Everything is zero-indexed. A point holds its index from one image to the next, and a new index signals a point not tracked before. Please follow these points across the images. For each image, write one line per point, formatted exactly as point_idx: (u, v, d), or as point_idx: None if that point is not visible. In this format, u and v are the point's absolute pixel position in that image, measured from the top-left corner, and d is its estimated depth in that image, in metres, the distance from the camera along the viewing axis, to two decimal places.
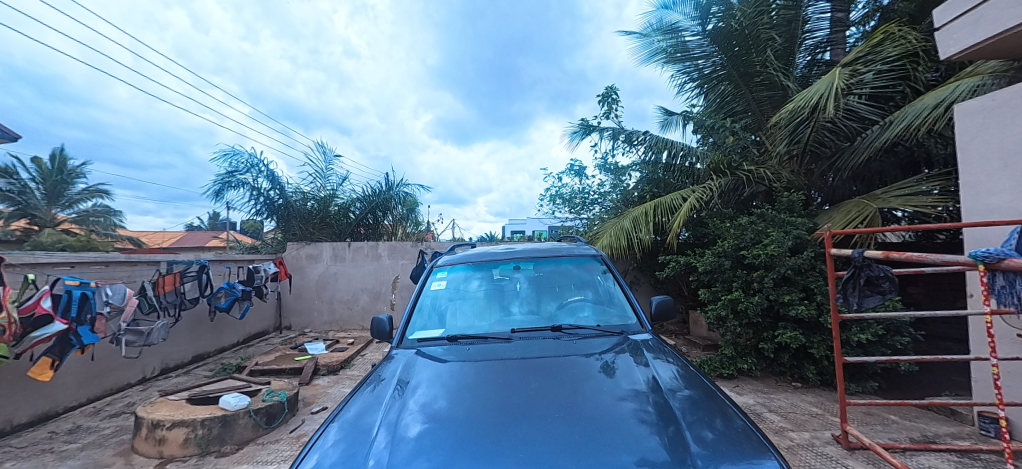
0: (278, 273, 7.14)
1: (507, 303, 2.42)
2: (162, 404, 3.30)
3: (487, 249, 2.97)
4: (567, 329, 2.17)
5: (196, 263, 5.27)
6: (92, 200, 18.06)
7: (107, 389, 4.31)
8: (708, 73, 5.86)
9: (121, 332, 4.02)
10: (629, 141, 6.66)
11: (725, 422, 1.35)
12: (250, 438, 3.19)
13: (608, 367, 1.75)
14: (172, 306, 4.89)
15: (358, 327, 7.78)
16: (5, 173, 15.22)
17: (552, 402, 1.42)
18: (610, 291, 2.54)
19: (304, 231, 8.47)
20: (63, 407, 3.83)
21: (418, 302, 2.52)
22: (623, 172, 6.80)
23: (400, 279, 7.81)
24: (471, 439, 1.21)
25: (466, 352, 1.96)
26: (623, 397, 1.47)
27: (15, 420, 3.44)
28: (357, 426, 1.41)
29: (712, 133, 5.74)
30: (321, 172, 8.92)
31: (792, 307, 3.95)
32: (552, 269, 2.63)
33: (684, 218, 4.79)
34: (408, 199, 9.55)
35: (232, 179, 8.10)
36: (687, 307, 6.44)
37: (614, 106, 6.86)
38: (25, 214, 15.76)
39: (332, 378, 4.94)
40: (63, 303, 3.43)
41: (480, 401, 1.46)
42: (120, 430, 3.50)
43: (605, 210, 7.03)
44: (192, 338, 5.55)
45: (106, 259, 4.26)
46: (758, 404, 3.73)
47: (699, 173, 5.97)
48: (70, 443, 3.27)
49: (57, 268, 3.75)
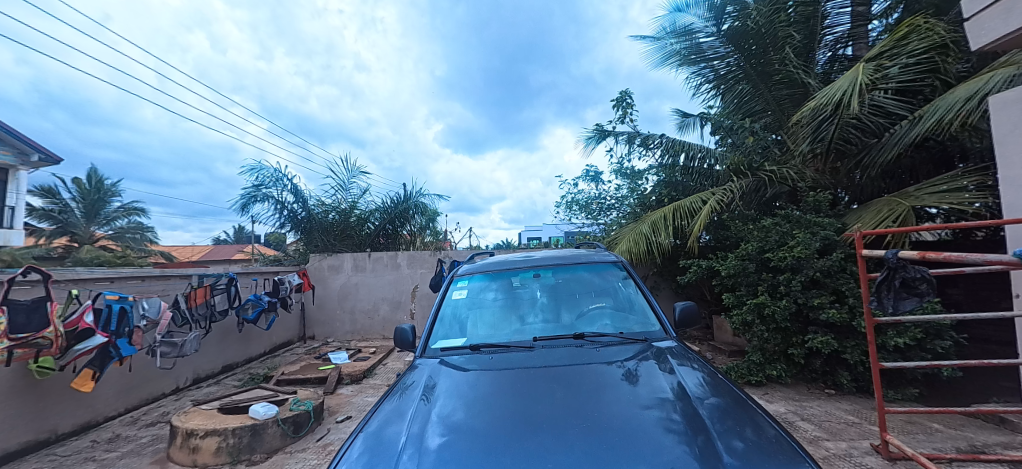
0: (301, 284, 7.32)
1: (525, 313, 2.41)
2: (195, 413, 3.40)
3: (504, 258, 2.97)
4: (590, 337, 2.15)
5: (225, 276, 5.44)
6: (128, 217, 18.93)
7: (144, 399, 4.47)
8: (725, 73, 5.79)
9: (157, 344, 4.14)
10: (645, 145, 6.57)
11: (757, 432, 1.30)
12: (278, 447, 3.25)
13: (630, 375, 1.72)
14: (203, 318, 5.07)
15: (379, 337, 7.87)
16: (47, 194, 16.28)
17: (575, 411, 1.41)
18: (631, 297, 2.50)
19: (326, 243, 8.67)
20: (102, 417, 3.99)
21: (438, 312, 2.52)
22: (640, 176, 6.68)
23: (420, 288, 7.87)
24: (492, 450, 1.21)
25: (488, 361, 1.97)
26: (649, 406, 1.44)
27: (60, 430, 3.60)
28: (382, 438, 1.42)
29: (731, 134, 5.64)
30: (343, 184, 9.14)
31: (822, 311, 3.81)
32: (569, 276, 2.62)
33: (705, 221, 4.68)
34: (428, 208, 9.65)
35: (258, 193, 8.37)
36: (711, 313, 6.30)
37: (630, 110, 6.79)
38: (66, 231, 16.76)
39: (355, 387, 5.01)
40: (103, 318, 3.58)
41: (502, 412, 1.45)
42: (156, 439, 3.61)
43: (622, 214, 6.94)
44: (222, 349, 5.73)
45: (142, 274, 4.43)
46: (790, 412, 3.59)
47: (718, 175, 5.90)
48: (110, 451, 3.40)
49: (98, 283, 3.92)
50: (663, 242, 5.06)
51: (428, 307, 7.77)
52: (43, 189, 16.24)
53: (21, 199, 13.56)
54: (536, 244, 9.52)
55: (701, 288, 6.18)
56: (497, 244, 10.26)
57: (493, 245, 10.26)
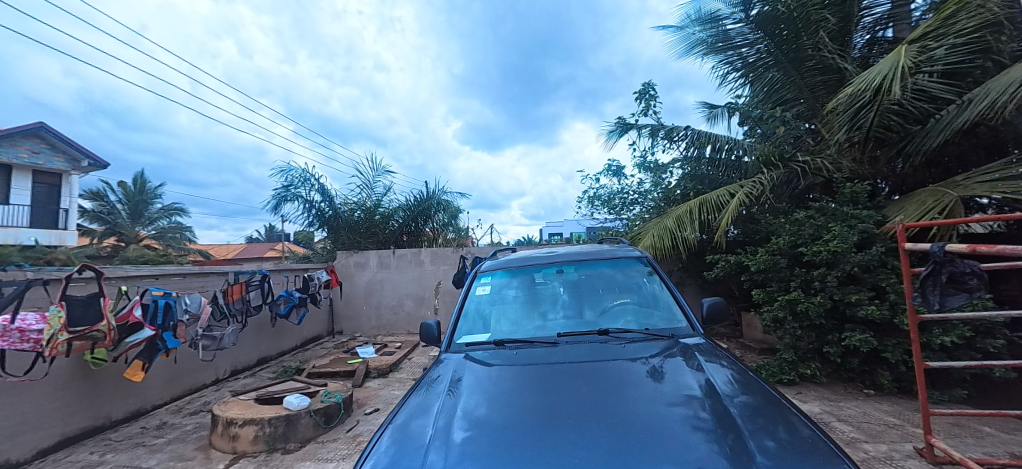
0: (330, 281, 7.55)
1: (548, 309, 2.40)
2: (233, 403, 3.57)
3: (527, 254, 2.97)
4: (614, 333, 2.13)
5: (258, 272, 5.67)
6: (170, 217, 19.99)
7: (186, 389, 4.72)
8: (754, 61, 5.55)
9: (198, 338, 4.36)
10: (669, 138, 6.40)
11: (790, 431, 1.26)
12: (311, 437, 3.39)
13: (656, 372, 1.70)
14: (240, 313, 5.29)
15: (404, 332, 8.05)
16: (96, 197, 17.40)
17: (598, 407, 1.40)
18: (656, 293, 2.46)
19: (352, 240, 8.93)
20: (150, 405, 4.24)
21: (462, 307, 2.55)
22: (664, 170, 6.51)
23: (443, 284, 7.99)
24: (516, 446, 1.22)
25: (512, 356, 1.98)
26: (674, 403, 1.42)
27: (113, 417, 3.87)
28: (408, 431, 1.46)
29: (760, 125, 5.43)
30: (368, 183, 9.36)
31: (860, 308, 3.64)
32: (592, 272, 2.59)
33: (733, 215, 4.52)
34: (450, 206, 9.70)
35: (288, 193, 8.68)
36: (739, 309, 6.12)
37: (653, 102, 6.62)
38: (115, 232, 17.65)
39: (382, 380, 5.14)
40: (151, 312, 3.79)
41: (525, 407, 1.46)
42: (198, 427, 3.82)
43: (646, 209, 6.80)
44: (257, 343, 5.98)
45: (183, 271, 4.67)
46: (825, 412, 3.45)
47: (747, 166, 5.73)
48: (158, 437, 3.62)
49: (144, 280, 4.18)
50: (689, 237, 4.93)
51: (451, 303, 7.87)
52: (93, 192, 17.37)
53: (73, 201, 14.53)
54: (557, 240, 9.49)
55: (729, 284, 6.01)
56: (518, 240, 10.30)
57: (515, 242, 10.27)
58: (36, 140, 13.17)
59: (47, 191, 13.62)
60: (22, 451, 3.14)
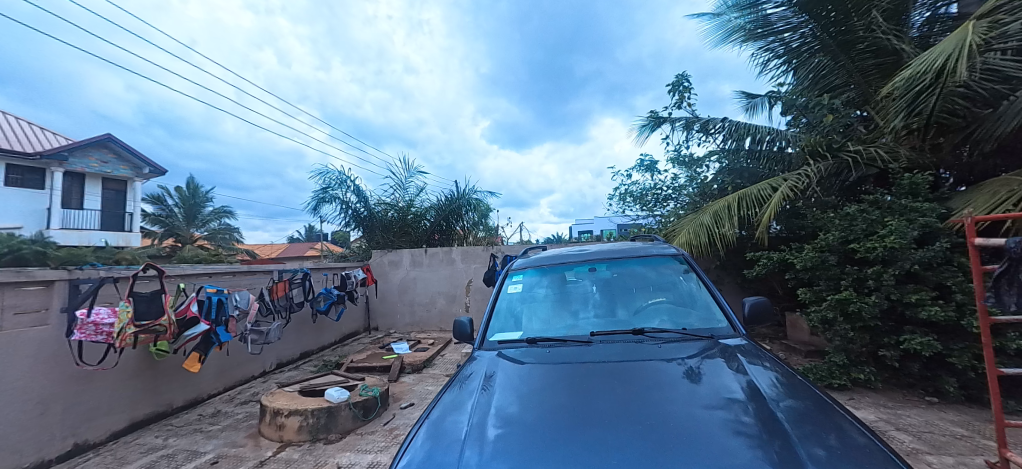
0: (366, 279, 7.83)
1: (580, 308, 2.38)
2: (280, 394, 3.78)
3: (558, 251, 2.95)
4: (649, 333, 2.07)
5: (300, 271, 5.96)
6: (219, 219, 21.36)
7: (237, 380, 5.04)
8: (797, 46, 5.23)
9: (248, 332, 4.65)
10: (705, 130, 6.18)
11: (843, 439, 1.18)
12: (350, 429, 3.53)
13: (693, 373, 1.64)
14: (284, 309, 5.58)
15: (436, 329, 8.21)
16: (156, 201, 18.89)
17: (633, 408, 1.37)
18: (693, 292, 2.38)
19: (386, 239, 9.21)
20: (206, 394, 4.56)
21: (494, 305, 2.56)
22: (699, 164, 6.27)
23: (474, 282, 8.09)
24: (549, 445, 1.21)
25: (544, 355, 1.98)
26: (714, 406, 1.37)
27: (174, 404, 4.18)
28: (443, 427, 1.49)
29: (806, 113, 5.17)
30: (401, 183, 9.61)
31: (921, 309, 3.37)
32: (625, 270, 2.54)
33: (776, 210, 4.29)
34: (480, 205, 9.78)
35: (326, 195, 9.06)
36: (783, 309, 5.82)
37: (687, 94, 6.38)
38: (172, 234, 19.07)
39: (416, 376, 5.28)
40: (206, 307, 4.04)
41: (557, 406, 1.45)
42: (248, 416, 4.07)
43: (680, 205, 6.58)
44: (300, 337, 6.30)
45: (233, 269, 4.98)
46: (881, 420, 3.22)
47: (791, 158, 5.42)
48: (213, 424, 3.89)
49: (199, 278, 4.49)
50: (728, 233, 4.73)
51: (482, 301, 7.96)
52: (153, 197, 18.85)
53: (137, 206, 15.82)
54: (588, 238, 9.37)
55: (772, 283, 5.72)
56: (548, 238, 10.26)
57: (545, 240, 10.23)
58: (104, 150, 14.37)
59: (115, 196, 14.91)
60: (97, 433, 3.47)
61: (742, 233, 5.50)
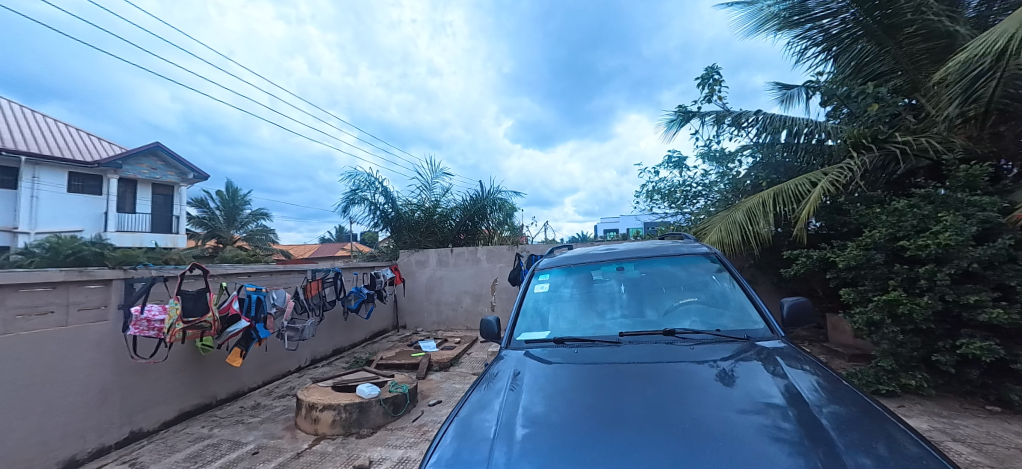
0: (394, 278, 8.02)
1: (608, 307, 2.34)
2: (314, 389, 3.93)
3: (585, 251, 2.91)
4: (680, 334, 2.02)
5: (332, 270, 6.17)
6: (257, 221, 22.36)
7: (275, 375, 5.27)
8: (837, 33, 4.94)
9: (285, 329, 4.85)
10: (737, 124, 5.94)
11: (893, 448, 1.11)
12: (381, 424, 3.63)
13: (727, 376, 1.58)
14: (317, 307, 5.80)
15: (462, 327, 8.31)
16: (199, 205, 20.06)
17: (663, 411, 1.34)
18: (726, 292, 2.30)
19: (413, 239, 9.40)
20: (246, 387, 4.80)
21: (521, 305, 2.56)
22: (731, 159, 6.03)
23: (499, 281, 8.14)
24: (577, 446, 1.20)
25: (572, 355, 1.96)
26: (749, 411, 1.31)
27: (218, 396, 4.43)
28: (471, 425, 1.50)
29: (847, 103, 4.88)
30: (427, 184, 9.78)
31: (980, 311, 3.13)
32: (654, 270, 2.48)
33: (815, 206, 4.08)
34: (505, 204, 9.83)
35: (355, 196, 9.33)
36: (825, 310, 5.54)
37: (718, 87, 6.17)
38: (214, 235, 20.24)
39: (443, 374, 5.36)
40: (247, 305, 4.26)
41: (584, 407, 1.43)
42: (285, 409, 4.25)
43: (711, 202, 6.38)
44: (332, 334, 6.52)
45: (270, 269, 5.22)
46: (935, 430, 3.01)
47: (832, 150, 5.15)
48: (253, 416, 4.09)
49: (239, 277, 4.73)
50: (763, 231, 4.53)
51: (507, 300, 8.00)
52: (197, 201, 20.03)
53: (182, 209, 16.84)
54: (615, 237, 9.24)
55: (812, 282, 5.45)
56: (573, 237, 10.18)
57: (570, 239, 10.17)
58: (152, 158, 15.35)
59: (163, 200, 15.93)
60: (150, 422, 3.72)
61: (778, 230, 5.26)
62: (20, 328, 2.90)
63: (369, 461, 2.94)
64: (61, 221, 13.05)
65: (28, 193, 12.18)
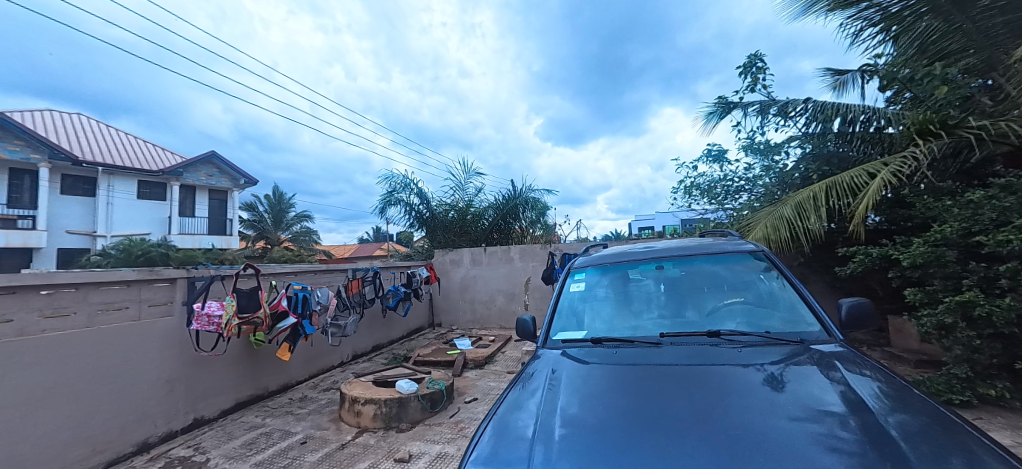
0: (430, 277, 8.22)
1: (648, 307, 2.28)
2: (356, 384, 4.10)
3: (622, 249, 2.85)
4: (726, 336, 1.93)
5: (371, 269, 6.40)
6: (301, 223, 23.56)
7: (320, 369, 5.54)
8: (897, 11, 4.48)
9: (329, 325, 5.09)
10: (784, 114, 5.62)
11: (973, 463, 1.01)
12: (419, 419, 3.73)
13: (777, 380, 1.50)
14: (358, 305, 6.03)
15: (496, 326, 8.39)
16: (250, 208, 21.49)
17: (707, 416, 1.28)
18: (776, 292, 2.18)
19: (447, 239, 9.58)
20: (295, 380, 5.07)
21: (557, 304, 2.54)
22: (778, 151, 5.70)
23: (532, 280, 8.14)
24: (617, 449, 1.17)
25: (610, 355, 1.93)
26: (803, 418, 1.23)
27: (270, 388, 4.71)
28: (509, 423, 1.52)
29: (911, 87, 4.50)
30: (460, 184, 9.94)
31: None
32: (696, 269, 2.39)
33: (874, 200, 3.77)
34: (537, 203, 9.84)
35: (392, 198, 9.64)
36: (887, 312, 5.12)
37: (762, 76, 5.85)
38: (263, 237, 21.67)
39: (479, 372, 5.43)
40: (294, 302, 4.50)
41: (624, 410, 1.40)
42: (330, 402, 4.46)
43: (756, 197, 6.07)
44: (372, 331, 6.77)
45: (314, 269, 5.49)
46: (1019, 445, 2.71)
47: (893, 139, 4.74)
48: (301, 408, 4.32)
49: (287, 276, 5.01)
50: (814, 227, 4.26)
51: (541, 299, 8.00)
52: (248, 205, 21.44)
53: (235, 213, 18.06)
54: (652, 235, 8.99)
55: (871, 282, 5.06)
56: (608, 236, 10.00)
57: (605, 238, 10.00)
58: (209, 166, 16.56)
59: (218, 205, 17.15)
60: (211, 410, 4.02)
61: (831, 226, 4.91)
62: (100, 323, 3.22)
63: (409, 455, 3.03)
64: (132, 224, 14.47)
65: (104, 200, 13.65)
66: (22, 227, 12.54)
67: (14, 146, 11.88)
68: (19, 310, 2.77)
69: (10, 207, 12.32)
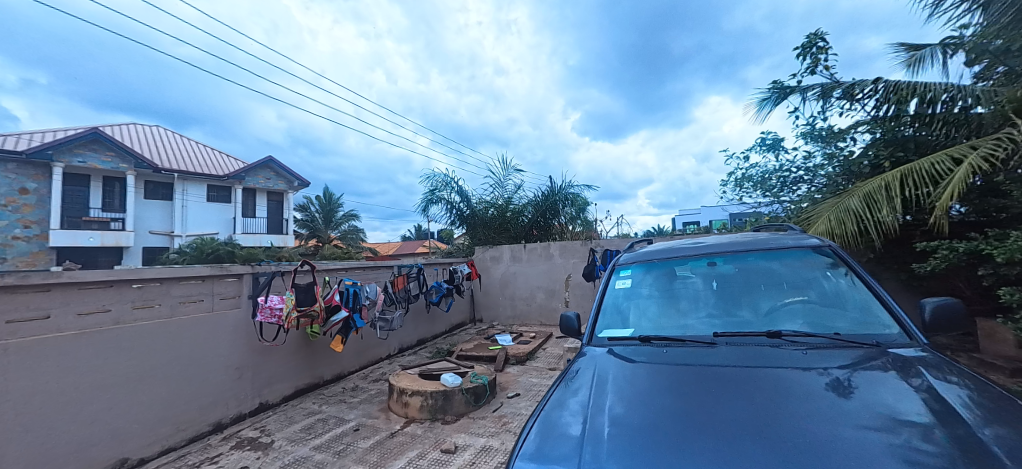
0: (471, 273, 8.38)
1: (699, 305, 2.19)
2: (404, 376, 4.26)
3: (670, 244, 2.75)
4: (788, 337, 1.82)
5: (416, 266, 6.62)
6: (348, 222, 24.76)
7: (369, 361, 5.81)
8: None
9: (378, 319, 5.33)
10: (849, 96, 5.16)
11: None
12: (463, 412, 3.82)
13: (845, 386, 1.39)
14: (403, 300, 6.25)
15: (536, 322, 8.41)
16: (302, 208, 22.92)
17: (762, 421, 1.22)
18: (845, 291, 2.01)
19: (487, 236, 9.71)
20: (346, 371, 5.36)
21: (601, 302, 2.49)
22: (842, 137, 5.25)
23: (573, 277, 8.08)
24: (670, 452, 1.14)
25: (658, 355, 1.87)
26: (876, 427, 1.13)
27: (324, 377, 5.02)
28: (556, 420, 1.52)
29: (1005, 59, 3.95)
30: (499, 182, 10.04)
31: None
32: (752, 265, 2.25)
33: (960, 188, 3.38)
34: (577, 199, 9.72)
35: (433, 196, 9.90)
36: (977, 314, 4.59)
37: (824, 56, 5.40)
38: (315, 235, 23.08)
39: (520, 368, 5.47)
40: (346, 297, 4.74)
41: (675, 412, 1.36)
42: (379, 393, 4.68)
43: (818, 188, 5.64)
44: (416, 325, 7.01)
45: (362, 265, 5.76)
46: None
47: (983, 120, 4.20)
48: (353, 397, 4.57)
49: (338, 272, 5.30)
50: (888, 220, 3.88)
51: (582, 296, 7.92)
52: (301, 205, 22.88)
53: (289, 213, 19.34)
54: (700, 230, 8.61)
55: (955, 280, 4.56)
56: (651, 231, 9.68)
57: (648, 234, 9.69)
58: (267, 170, 17.82)
59: (275, 206, 18.43)
60: (274, 396, 4.34)
61: (908, 218, 4.53)
62: (182, 313, 3.58)
63: (454, 446, 3.11)
64: (203, 224, 15.82)
65: (179, 203, 15.14)
66: (114, 228, 14.02)
67: (105, 157, 13.48)
68: (116, 300, 3.15)
69: (105, 210, 13.92)
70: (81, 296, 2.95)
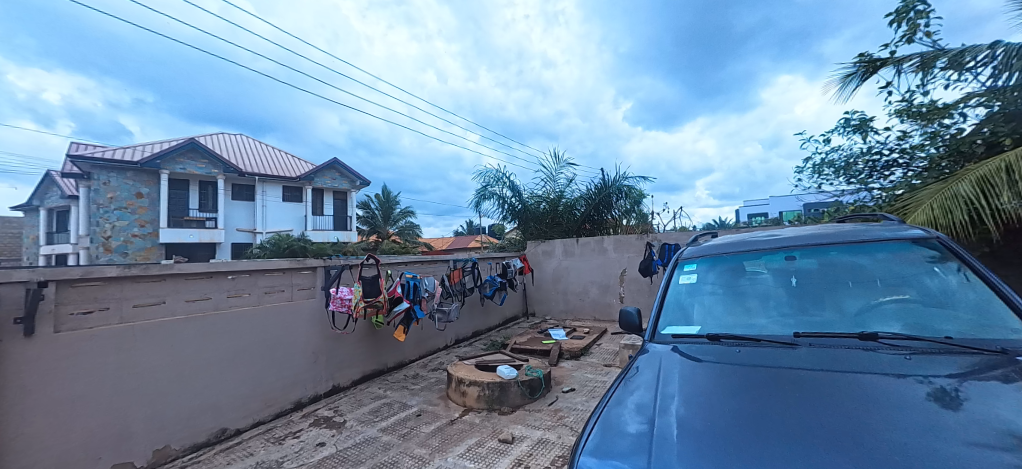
0: (523, 268, 8.46)
1: (775, 303, 2.04)
2: (461, 366, 4.42)
3: (740, 237, 2.57)
4: (885, 340, 1.63)
5: (470, 260, 6.80)
6: (406, 218, 25.93)
7: (428, 350, 6.09)
8: None
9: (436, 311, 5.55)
10: (957, 66, 4.48)
11: None
12: (519, 404, 3.89)
13: (955, 397, 1.22)
14: (460, 293, 6.46)
15: (590, 318, 8.31)
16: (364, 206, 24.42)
17: (851, 429, 1.12)
18: (958, 289, 1.76)
19: (539, 230, 9.73)
20: (407, 359, 5.66)
21: (664, 297, 2.40)
22: (947, 113, 4.58)
23: (628, 272, 7.86)
24: (745, 456, 1.08)
25: (727, 354, 1.78)
26: (991, 445, 0.99)
27: (388, 364, 5.34)
28: (620, 415, 1.51)
29: None
30: (551, 175, 10.00)
31: None
32: (838, 260, 2.04)
33: None
34: (632, 191, 9.39)
35: (486, 192, 10.09)
36: None
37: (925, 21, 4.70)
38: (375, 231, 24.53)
39: (575, 363, 5.44)
40: (408, 289, 4.93)
41: (750, 415, 1.28)
42: (438, 381, 4.89)
43: (917, 173, 4.99)
44: (471, 318, 7.22)
45: (421, 259, 6.03)
46: None
47: None
48: (414, 384, 4.82)
49: (399, 265, 5.60)
50: (1008, 207, 3.34)
51: (637, 292, 7.69)
52: (363, 203, 24.39)
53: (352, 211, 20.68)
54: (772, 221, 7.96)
55: None
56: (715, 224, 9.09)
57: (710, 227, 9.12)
58: (333, 171, 19.08)
59: (339, 204, 19.82)
60: (345, 379, 4.71)
61: None
62: (267, 302, 3.99)
63: (512, 437, 3.19)
64: (279, 222, 17.44)
65: (259, 203, 16.83)
66: (208, 226, 15.81)
67: (201, 165, 15.24)
68: (215, 289, 3.57)
69: (201, 210, 15.78)
70: (189, 285, 3.38)
